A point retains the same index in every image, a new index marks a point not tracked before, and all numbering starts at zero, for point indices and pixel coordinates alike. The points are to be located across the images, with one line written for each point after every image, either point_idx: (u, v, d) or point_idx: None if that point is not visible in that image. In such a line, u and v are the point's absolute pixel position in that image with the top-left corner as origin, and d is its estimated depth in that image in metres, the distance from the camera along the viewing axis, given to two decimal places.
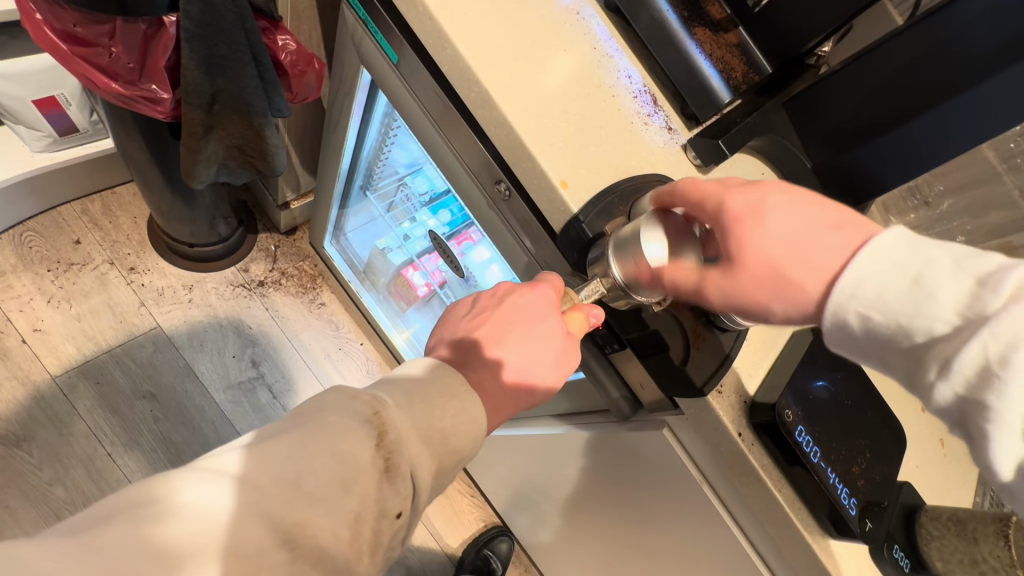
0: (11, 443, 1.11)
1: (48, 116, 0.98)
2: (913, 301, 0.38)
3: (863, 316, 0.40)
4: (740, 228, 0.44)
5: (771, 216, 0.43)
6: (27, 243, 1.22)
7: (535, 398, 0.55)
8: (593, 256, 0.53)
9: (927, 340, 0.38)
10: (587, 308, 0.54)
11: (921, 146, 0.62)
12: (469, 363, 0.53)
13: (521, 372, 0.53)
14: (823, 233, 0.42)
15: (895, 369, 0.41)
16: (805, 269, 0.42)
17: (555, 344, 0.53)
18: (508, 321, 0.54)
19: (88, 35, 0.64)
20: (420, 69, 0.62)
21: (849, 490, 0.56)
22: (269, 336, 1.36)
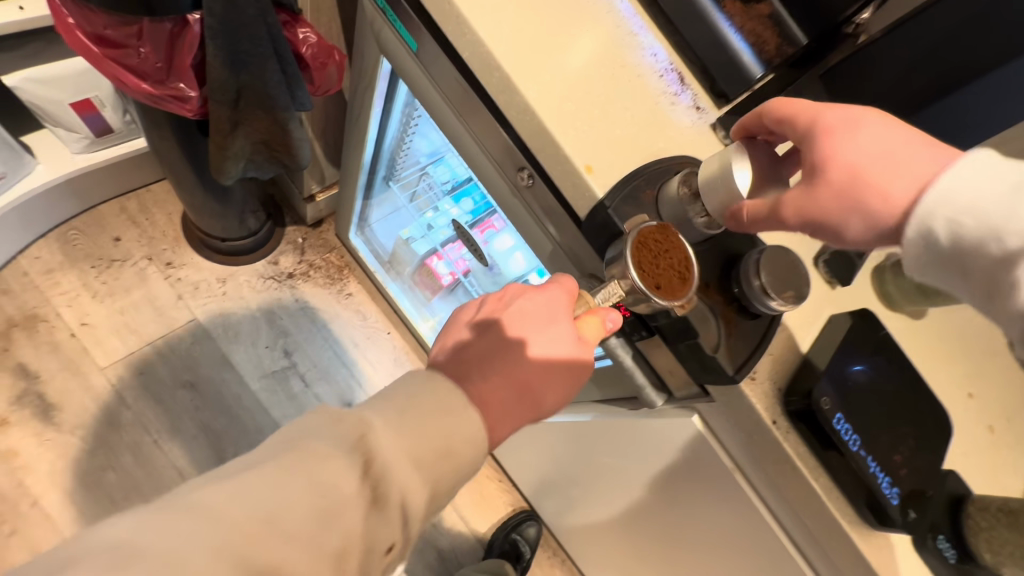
0: (65, 430, 1.17)
1: (84, 118, 1.02)
2: (1011, 202, 0.36)
3: (953, 223, 0.37)
4: (828, 138, 0.42)
5: (866, 128, 0.42)
6: (71, 241, 1.27)
7: (541, 412, 0.55)
8: (611, 255, 0.53)
9: (1021, 245, 0.35)
10: (603, 313, 0.55)
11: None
12: (468, 376, 0.52)
13: (528, 382, 0.53)
14: (913, 150, 0.41)
15: (975, 284, 0.38)
16: (893, 177, 0.40)
17: (562, 355, 0.54)
18: (515, 330, 0.54)
19: (117, 36, 0.65)
20: (440, 56, 0.62)
21: (890, 479, 0.54)
22: (299, 326, 1.40)
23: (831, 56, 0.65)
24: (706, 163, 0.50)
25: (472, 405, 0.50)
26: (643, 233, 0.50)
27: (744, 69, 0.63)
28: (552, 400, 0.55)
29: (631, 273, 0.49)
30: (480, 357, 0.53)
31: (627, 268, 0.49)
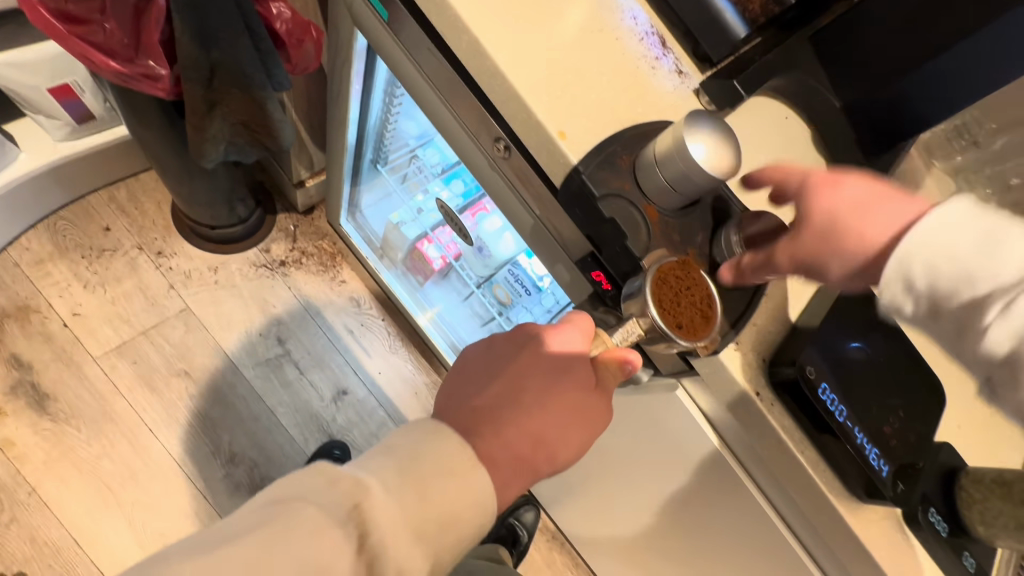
0: (61, 420, 1.18)
1: (64, 104, 1.01)
2: (981, 254, 0.40)
3: (926, 269, 0.41)
4: (821, 194, 0.46)
5: (851, 183, 0.45)
6: (61, 232, 1.27)
7: (554, 465, 0.53)
8: (628, 290, 0.51)
9: (989, 295, 0.40)
10: (622, 352, 0.54)
11: (968, 72, 0.56)
12: (476, 429, 0.50)
13: (541, 436, 0.51)
14: (896, 201, 0.44)
15: (943, 325, 0.42)
16: (876, 229, 0.43)
17: (577, 398, 0.53)
18: (532, 373, 0.54)
19: (81, 11, 0.64)
20: (410, 23, 0.60)
21: (877, 451, 0.52)
22: (293, 314, 1.39)
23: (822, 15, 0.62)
24: (663, 135, 0.48)
25: (478, 462, 0.48)
26: (663, 268, 0.49)
27: (727, 29, 0.60)
28: (563, 453, 0.53)
29: (653, 312, 0.47)
30: (493, 408, 0.51)
31: (646, 305, 0.47)
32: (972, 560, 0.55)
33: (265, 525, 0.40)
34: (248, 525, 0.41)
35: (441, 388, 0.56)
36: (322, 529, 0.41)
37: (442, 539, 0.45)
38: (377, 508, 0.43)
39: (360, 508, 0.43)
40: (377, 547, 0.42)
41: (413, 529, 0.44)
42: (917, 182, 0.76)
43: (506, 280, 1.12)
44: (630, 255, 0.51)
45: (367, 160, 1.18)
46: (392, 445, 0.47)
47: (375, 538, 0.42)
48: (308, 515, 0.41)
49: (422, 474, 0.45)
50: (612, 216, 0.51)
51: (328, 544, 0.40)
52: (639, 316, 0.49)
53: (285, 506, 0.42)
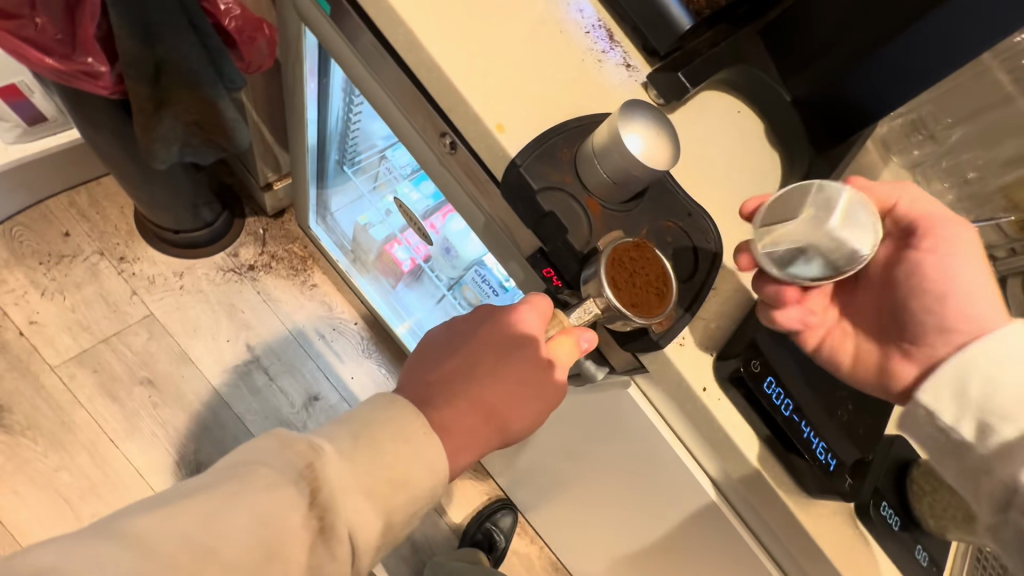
0: (16, 431, 1.14)
1: (13, 106, 0.98)
2: (1023, 378, 0.44)
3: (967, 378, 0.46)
4: (942, 257, 0.49)
5: (974, 258, 0.48)
6: (18, 238, 1.23)
7: (510, 437, 0.51)
8: (584, 273, 0.49)
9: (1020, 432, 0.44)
10: (578, 332, 0.51)
11: (913, 63, 0.56)
12: (432, 399, 0.48)
13: (497, 408, 0.49)
14: (978, 300, 0.48)
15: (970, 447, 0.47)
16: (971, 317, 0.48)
17: (535, 371, 0.49)
18: (490, 346, 0.50)
19: (8, 5, 0.61)
20: (351, 16, 0.58)
21: (827, 445, 0.52)
22: (262, 319, 1.36)
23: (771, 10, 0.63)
24: (599, 128, 0.48)
25: (432, 432, 0.46)
26: (618, 250, 0.48)
27: (672, 22, 0.58)
28: (519, 426, 0.51)
29: (608, 291, 0.46)
30: (451, 377, 0.49)
31: (602, 287, 0.46)
32: (925, 553, 0.54)
33: (223, 484, 0.39)
34: (206, 483, 0.39)
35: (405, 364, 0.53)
36: (277, 488, 0.39)
37: (396, 527, 0.44)
38: (334, 469, 0.41)
39: (315, 467, 0.41)
40: (329, 502, 0.40)
41: (367, 495, 0.42)
42: (873, 175, 0.76)
43: (474, 281, 1.11)
44: (573, 251, 0.50)
45: (333, 161, 1.16)
46: (347, 415, 0.46)
47: (328, 494, 0.41)
48: (263, 474, 0.40)
49: (366, 447, 0.43)
50: (551, 208, 0.50)
51: (280, 502, 0.39)
52: (596, 298, 0.48)
53: (242, 468, 0.40)
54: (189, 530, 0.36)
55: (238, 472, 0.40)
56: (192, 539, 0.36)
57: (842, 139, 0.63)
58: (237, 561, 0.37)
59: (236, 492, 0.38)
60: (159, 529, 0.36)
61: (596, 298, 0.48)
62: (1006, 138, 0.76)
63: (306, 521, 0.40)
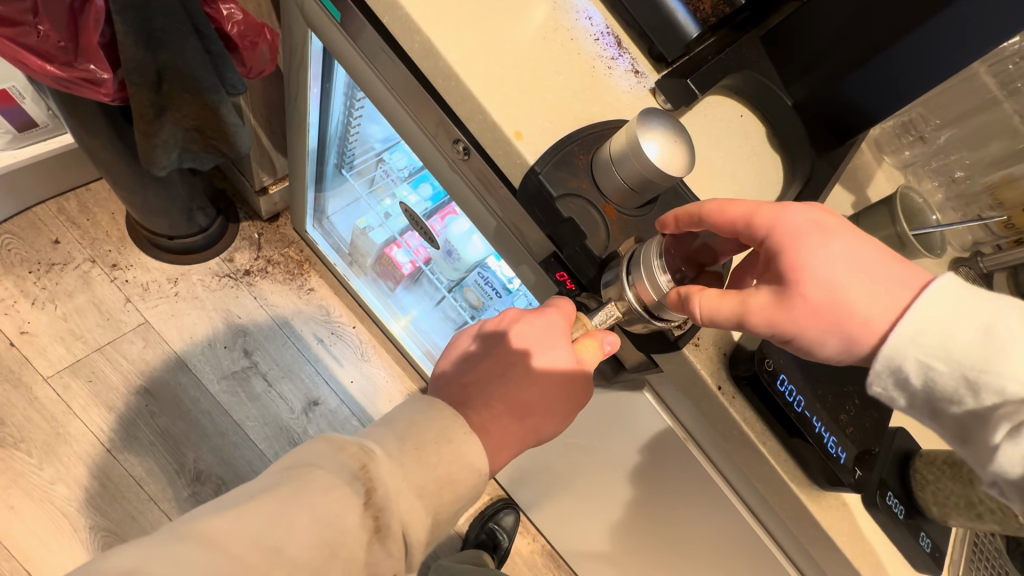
0: (10, 445, 1.12)
1: (3, 112, 0.96)
2: (978, 350, 0.39)
3: (925, 364, 0.41)
4: (792, 257, 0.42)
5: (833, 248, 0.42)
6: (6, 246, 1.21)
7: (543, 435, 0.53)
8: (605, 278, 0.50)
9: (997, 397, 0.39)
10: (601, 335, 0.52)
11: (911, 67, 0.58)
12: (468, 401, 0.50)
13: (531, 408, 0.50)
14: (854, 294, 0.41)
15: (946, 425, 0.42)
16: (829, 326, 0.42)
17: (563, 374, 0.50)
18: (518, 349, 0.51)
19: (10, 13, 0.60)
20: (362, 23, 0.59)
21: (837, 440, 0.53)
22: (259, 324, 1.35)
23: (771, 18, 0.64)
24: (617, 134, 0.49)
25: (472, 432, 0.47)
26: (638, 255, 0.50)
27: (679, 29, 0.60)
28: (552, 424, 0.52)
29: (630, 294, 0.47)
30: (486, 379, 0.50)
31: (624, 290, 0.48)
32: (929, 540, 0.57)
33: (282, 486, 0.40)
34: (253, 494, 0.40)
35: (435, 365, 0.55)
36: (336, 486, 0.40)
37: (430, 528, 0.45)
38: (384, 469, 0.43)
39: (369, 469, 0.42)
40: (384, 501, 0.42)
41: (402, 495, 0.43)
42: (868, 176, 0.79)
43: (476, 283, 1.11)
44: (590, 256, 0.51)
45: (331, 164, 1.16)
46: (390, 417, 0.47)
47: (383, 493, 0.42)
48: (318, 476, 0.41)
49: (408, 452, 0.44)
50: (570, 215, 0.51)
51: (336, 503, 0.40)
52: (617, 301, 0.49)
53: (298, 470, 0.41)
54: (257, 532, 0.38)
55: (295, 475, 0.41)
56: (259, 540, 0.37)
57: (842, 141, 0.65)
58: (302, 559, 0.38)
59: (296, 495, 0.40)
60: (230, 529, 0.37)
61: (618, 300, 0.49)
62: (991, 139, 0.79)
63: (363, 521, 0.41)
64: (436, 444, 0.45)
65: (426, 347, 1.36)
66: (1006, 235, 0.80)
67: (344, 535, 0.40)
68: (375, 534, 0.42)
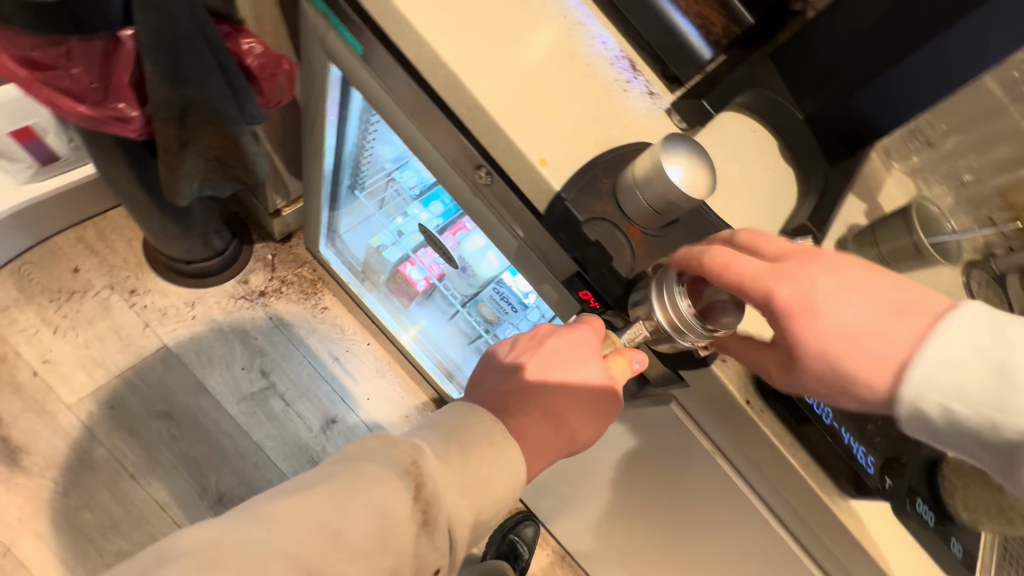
0: (36, 473, 1.13)
1: (27, 147, 0.99)
2: (994, 390, 0.36)
3: (943, 406, 0.37)
4: (794, 320, 0.41)
5: (827, 295, 0.40)
6: (27, 277, 1.23)
7: (576, 447, 0.53)
8: (633, 298, 0.52)
9: (1020, 440, 0.36)
10: (630, 353, 0.53)
11: (920, 80, 0.59)
12: (507, 408, 0.51)
13: (565, 418, 0.51)
14: (885, 327, 0.39)
15: (984, 458, 0.38)
16: (861, 364, 0.39)
17: (595, 386, 0.51)
18: (552, 361, 0.52)
19: (44, 59, 0.62)
20: (385, 57, 0.60)
21: (865, 449, 0.54)
22: (275, 344, 1.36)
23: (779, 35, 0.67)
24: (640, 157, 0.50)
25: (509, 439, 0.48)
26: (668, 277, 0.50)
27: (693, 52, 0.62)
28: (585, 435, 0.53)
29: (659, 314, 0.48)
30: (521, 389, 0.51)
31: (653, 310, 0.49)
32: (959, 545, 0.57)
33: (336, 478, 0.41)
34: None
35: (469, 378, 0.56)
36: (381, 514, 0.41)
37: (474, 526, 0.46)
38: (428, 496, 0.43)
39: (419, 465, 0.43)
40: (432, 495, 0.43)
41: (445, 519, 0.44)
42: (878, 183, 0.80)
43: (491, 298, 1.13)
44: (616, 275, 0.53)
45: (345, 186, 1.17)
46: (433, 421, 0.48)
47: (431, 488, 0.43)
48: (370, 468, 0.42)
49: (454, 452, 0.45)
50: (596, 238, 0.52)
51: (383, 502, 0.41)
52: (644, 322, 0.50)
53: None
54: None
55: (350, 466, 0.42)
56: None
57: (851, 153, 0.67)
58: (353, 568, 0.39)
59: (353, 485, 0.41)
60: None
61: (646, 320, 0.50)
62: (999, 144, 0.80)
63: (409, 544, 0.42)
64: (478, 449, 0.46)
65: (438, 358, 1.38)
66: (1018, 237, 0.81)
67: (396, 527, 0.41)
68: (424, 530, 0.42)
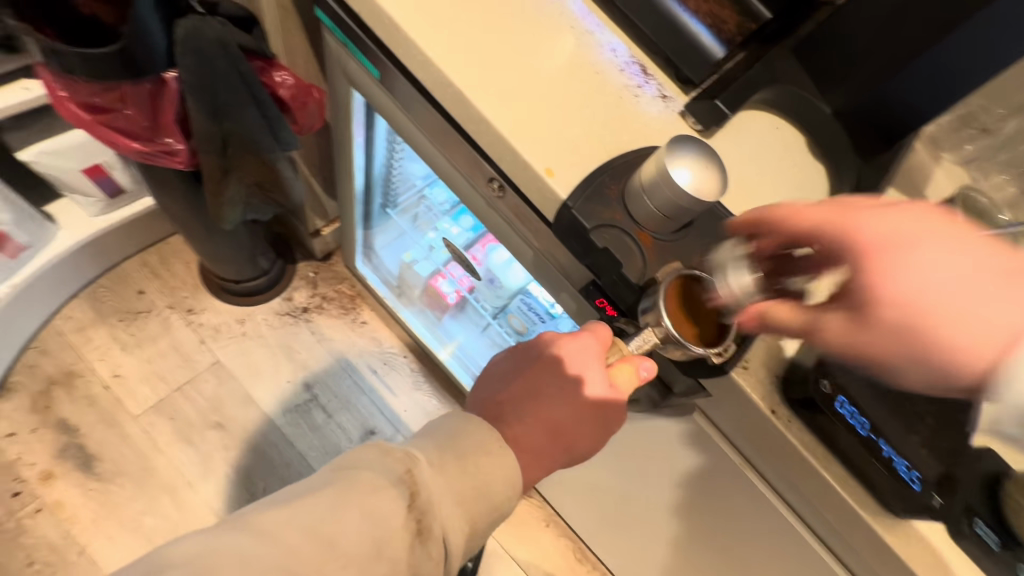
0: (106, 479, 1.23)
1: (98, 183, 1.08)
2: None
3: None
4: (873, 263, 0.38)
5: (921, 250, 0.37)
6: (100, 299, 1.35)
7: (574, 459, 0.53)
8: (643, 305, 0.50)
9: None
10: (637, 361, 0.51)
11: (958, 64, 0.54)
12: (503, 417, 0.51)
13: (560, 428, 0.51)
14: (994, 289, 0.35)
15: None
16: (961, 323, 0.36)
17: (596, 395, 0.51)
18: (552, 369, 0.52)
19: (101, 103, 0.69)
20: (400, 79, 0.63)
21: (910, 463, 0.50)
22: (317, 358, 1.43)
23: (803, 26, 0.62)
24: (647, 162, 0.49)
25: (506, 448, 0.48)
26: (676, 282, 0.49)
27: (704, 52, 0.60)
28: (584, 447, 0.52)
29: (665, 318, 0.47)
30: (520, 398, 0.52)
31: (662, 316, 0.47)
32: None
33: (331, 489, 0.42)
34: None
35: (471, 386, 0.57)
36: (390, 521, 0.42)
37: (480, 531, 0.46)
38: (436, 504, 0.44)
39: (412, 473, 0.44)
40: (427, 506, 0.43)
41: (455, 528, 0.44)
42: (925, 176, 0.75)
43: (520, 310, 1.13)
44: (625, 282, 0.52)
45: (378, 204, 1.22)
46: (442, 426, 0.49)
47: (425, 496, 0.44)
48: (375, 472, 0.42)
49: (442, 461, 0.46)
50: (605, 245, 0.52)
51: (392, 508, 0.42)
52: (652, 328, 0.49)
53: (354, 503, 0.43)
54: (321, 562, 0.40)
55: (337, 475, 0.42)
56: None
57: (888, 144, 0.62)
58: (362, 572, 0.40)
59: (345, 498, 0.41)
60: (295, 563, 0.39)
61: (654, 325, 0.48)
62: None
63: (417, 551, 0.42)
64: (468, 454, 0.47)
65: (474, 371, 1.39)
66: None
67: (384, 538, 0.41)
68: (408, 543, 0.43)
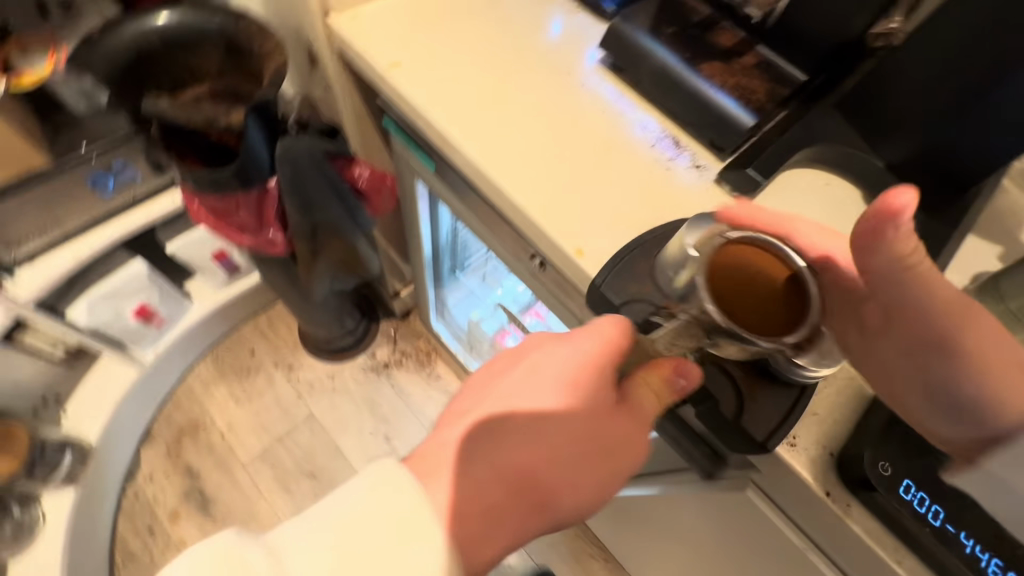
0: (219, 521, 1.39)
1: (222, 264, 1.30)
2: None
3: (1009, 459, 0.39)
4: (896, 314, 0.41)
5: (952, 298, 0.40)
6: (221, 359, 1.57)
7: (554, 518, 0.48)
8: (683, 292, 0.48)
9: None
10: (670, 365, 0.48)
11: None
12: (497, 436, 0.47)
13: (534, 484, 0.46)
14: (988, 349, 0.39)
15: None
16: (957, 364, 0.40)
17: (599, 410, 0.48)
18: (549, 380, 0.49)
19: (221, 209, 0.85)
20: (451, 172, 0.71)
21: (1009, 566, 0.41)
22: (396, 411, 1.53)
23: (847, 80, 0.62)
24: (670, 243, 0.51)
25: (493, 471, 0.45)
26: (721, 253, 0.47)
27: (733, 121, 0.61)
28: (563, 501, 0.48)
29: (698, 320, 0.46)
30: (516, 412, 0.48)
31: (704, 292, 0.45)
32: None
33: None
34: None
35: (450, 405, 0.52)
36: None
37: None
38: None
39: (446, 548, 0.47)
40: None
41: None
42: None
43: None
44: None
45: (447, 267, 1.33)
46: None
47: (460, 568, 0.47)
48: None
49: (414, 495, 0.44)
50: (635, 320, 0.53)
51: None
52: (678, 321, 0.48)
53: None
54: None
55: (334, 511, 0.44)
56: None
57: (958, 189, 0.58)
58: None
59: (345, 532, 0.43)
60: None
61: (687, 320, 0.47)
62: None
63: None
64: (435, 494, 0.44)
65: None
66: None
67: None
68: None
